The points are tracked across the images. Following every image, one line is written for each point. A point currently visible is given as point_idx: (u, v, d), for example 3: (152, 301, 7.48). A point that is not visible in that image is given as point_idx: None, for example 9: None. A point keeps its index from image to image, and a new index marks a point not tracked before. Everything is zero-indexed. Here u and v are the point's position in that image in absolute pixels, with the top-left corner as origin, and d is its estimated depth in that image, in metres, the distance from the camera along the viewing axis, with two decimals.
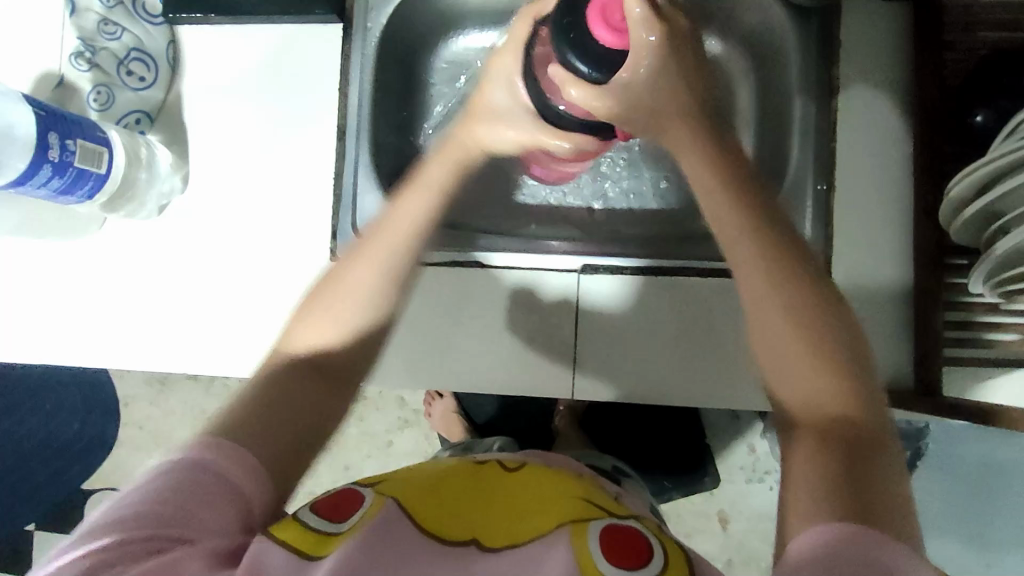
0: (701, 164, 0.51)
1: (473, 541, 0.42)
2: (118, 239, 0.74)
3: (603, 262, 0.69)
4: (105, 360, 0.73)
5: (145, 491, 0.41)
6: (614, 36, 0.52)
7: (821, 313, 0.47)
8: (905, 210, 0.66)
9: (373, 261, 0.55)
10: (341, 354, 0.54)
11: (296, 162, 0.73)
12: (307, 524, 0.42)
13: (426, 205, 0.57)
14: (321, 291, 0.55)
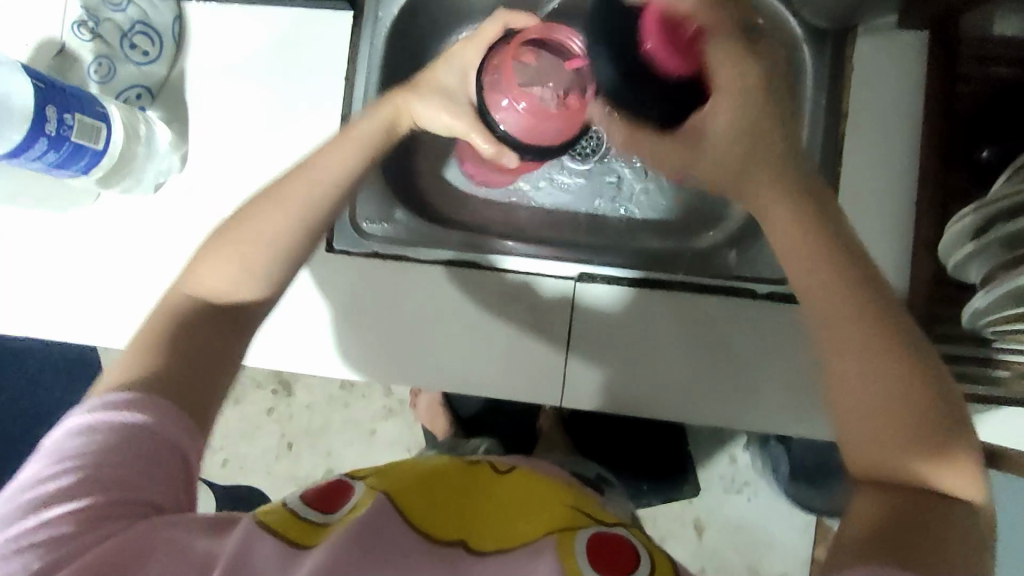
0: (783, 185, 0.51)
1: (461, 543, 0.43)
2: (110, 212, 0.73)
3: (600, 271, 0.69)
4: (90, 336, 0.72)
5: (93, 456, 0.41)
6: (671, 50, 0.52)
7: (901, 347, 0.45)
8: (905, 239, 0.66)
9: (290, 204, 0.53)
10: (246, 297, 0.52)
11: (298, 149, 0.72)
12: (295, 513, 0.43)
13: (355, 155, 0.56)
14: (232, 227, 0.53)
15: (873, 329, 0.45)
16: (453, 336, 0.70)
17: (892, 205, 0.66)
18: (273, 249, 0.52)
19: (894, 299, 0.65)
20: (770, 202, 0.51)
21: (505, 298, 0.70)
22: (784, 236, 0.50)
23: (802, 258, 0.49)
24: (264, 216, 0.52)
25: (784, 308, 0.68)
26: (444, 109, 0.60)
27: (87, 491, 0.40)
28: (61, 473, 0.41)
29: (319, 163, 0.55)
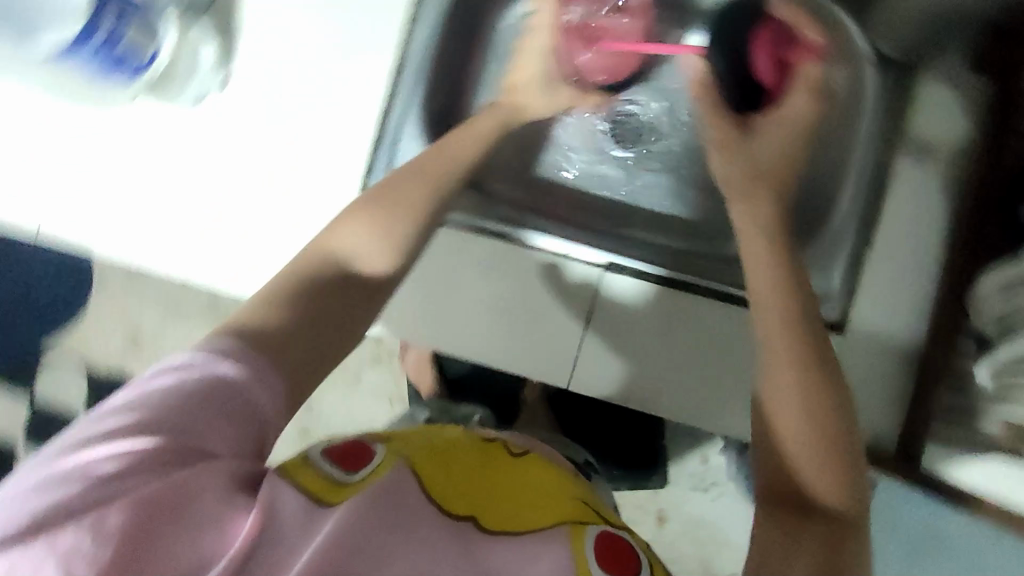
0: (757, 219, 0.60)
1: (473, 518, 0.45)
2: (144, 124, 0.71)
3: (629, 263, 0.70)
4: (105, 243, 0.71)
5: (173, 399, 0.41)
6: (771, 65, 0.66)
7: (825, 386, 0.53)
8: (934, 282, 0.66)
9: (435, 174, 0.60)
10: (375, 266, 0.54)
11: (344, 89, 0.71)
12: (319, 467, 0.43)
13: (481, 142, 0.66)
14: (369, 201, 0.56)
15: (810, 361, 0.53)
16: (475, 305, 0.71)
17: (930, 246, 0.66)
18: (415, 215, 0.56)
19: (911, 338, 0.66)
20: (739, 220, 0.61)
21: (529, 274, 0.70)
22: (759, 268, 0.58)
23: (763, 296, 0.56)
24: (398, 181, 0.58)
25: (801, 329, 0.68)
26: (553, 94, 0.76)
27: (160, 430, 0.40)
28: (137, 406, 0.40)
29: (457, 143, 0.64)
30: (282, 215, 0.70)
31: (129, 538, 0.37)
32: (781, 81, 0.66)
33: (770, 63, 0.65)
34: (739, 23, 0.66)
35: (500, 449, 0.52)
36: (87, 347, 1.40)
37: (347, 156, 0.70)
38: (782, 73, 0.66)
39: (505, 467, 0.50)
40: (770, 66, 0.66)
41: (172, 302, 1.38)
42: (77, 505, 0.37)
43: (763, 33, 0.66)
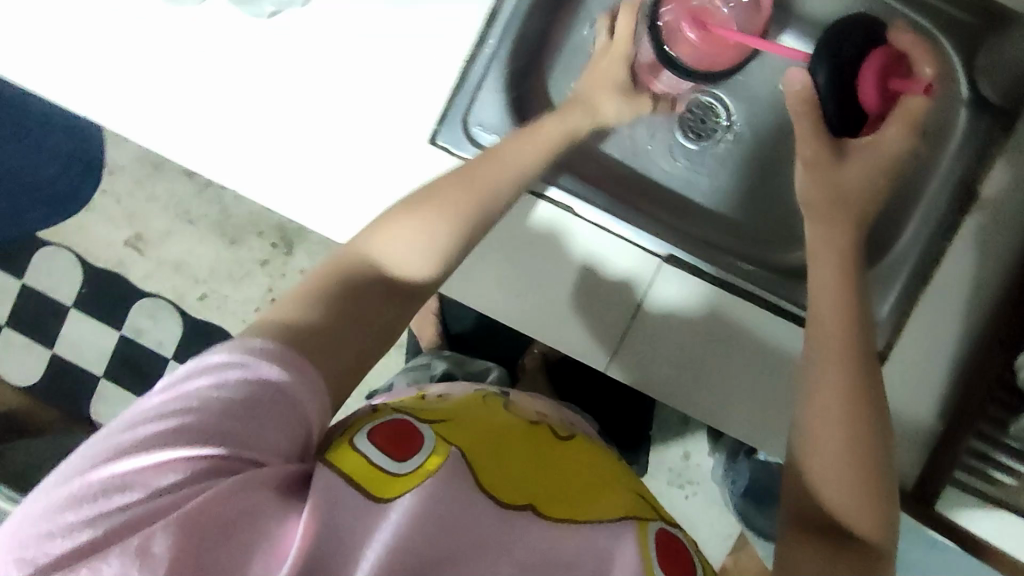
0: (828, 239, 0.60)
1: (530, 507, 0.48)
2: (216, 24, 0.68)
3: (687, 257, 0.70)
4: (157, 143, 0.68)
5: (215, 408, 0.43)
6: (873, 93, 0.65)
7: (865, 407, 0.52)
8: (981, 330, 0.66)
9: (517, 168, 0.60)
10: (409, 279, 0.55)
11: (430, 25, 0.69)
12: (367, 457, 0.46)
13: (564, 137, 0.65)
14: (436, 195, 0.57)
15: (858, 387, 0.53)
16: (527, 272, 0.69)
17: (985, 294, 0.67)
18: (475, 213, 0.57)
19: (946, 381, 0.67)
20: (815, 242, 0.60)
21: (587, 251, 0.69)
22: (822, 281, 0.58)
23: (824, 317, 0.56)
24: (442, 194, 0.57)
25: None
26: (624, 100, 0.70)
27: (201, 438, 0.42)
28: (175, 416, 0.42)
29: (507, 152, 0.61)
30: (347, 144, 0.68)
31: (177, 560, 0.38)
32: (882, 110, 0.66)
33: (877, 90, 0.65)
34: (852, 43, 0.65)
35: (543, 437, 0.56)
36: (86, 239, 1.37)
37: (422, 96, 0.68)
38: (883, 102, 0.66)
39: (549, 458, 0.54)
40: (875, 91, 0.65)
41: (183, 208, 1.35)
42: (129, 516, 0.39)
43: (875, 57, 0.65)
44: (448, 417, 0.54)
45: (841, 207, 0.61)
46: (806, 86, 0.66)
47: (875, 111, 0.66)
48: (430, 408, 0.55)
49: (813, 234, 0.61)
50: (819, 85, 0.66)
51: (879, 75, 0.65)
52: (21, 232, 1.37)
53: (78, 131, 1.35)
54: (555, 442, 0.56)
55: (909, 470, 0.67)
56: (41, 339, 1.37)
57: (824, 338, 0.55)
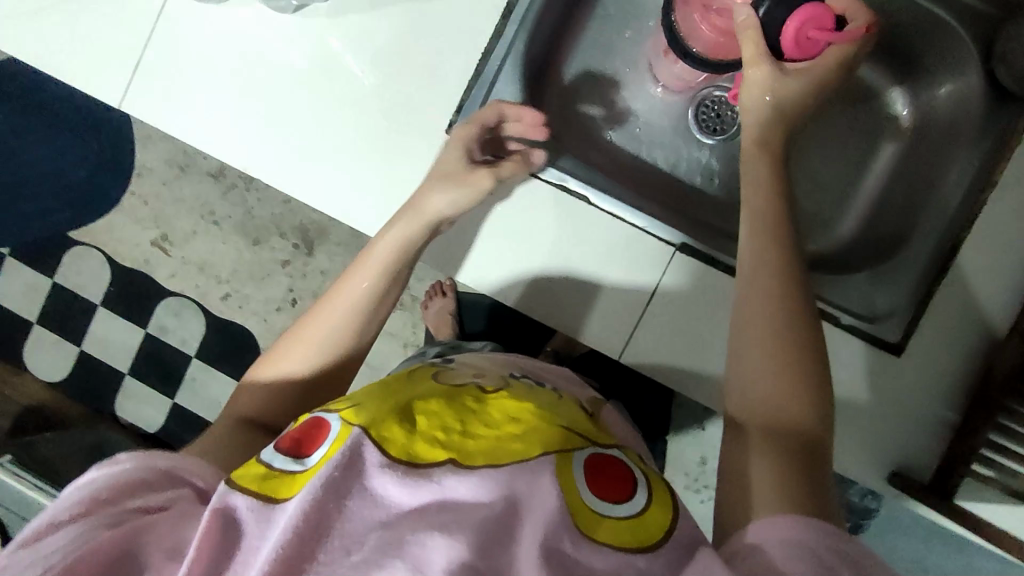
0: (768, 182, 0.60)
1: (450, 461, 0.46)
2: (246, 20, 0.71)
3: (702, 248, 0.70)
4: (190, 136, 0.72)
5: (97, 487, 0.45)
6: (791, 38, 0.62)
7: (803, 331, 0.51)
8: (998, 321, 0.66)
9: (373, 264, 0.64)
10: (291, 395, 0.60)
11: (449, 20, 0.71)
12: (268, 465, 0.47)
13: (410, 231, 0.65)
14: (306, 319, 0.63)
15: (795, 316, 0.51)
16: (540, 262, 0.70)
17: (1006, 284, 0.66)
18: (339, 320, 0.62)
19: (965, 371, 0.66)
20: (755, 181, 0.60)
21: (601, 242, 0.70)
22: (760, 212, 0.57)
23: (759, 252, 0.55)
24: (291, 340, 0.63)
25: (860, 344, 0.67)
26: (460, 146, 0.67)
27: (78, 512, 0.44)
28: (58, 512, 0.44)
29: (336, 289, 0.64)
30: (367, 135, 0.71)
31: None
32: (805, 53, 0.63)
33: (801, 32, 0.62)
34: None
35: (466, 394, 0.53)
36: (114, 239, 1.40)
37: (439, 87, 0.71)
38: (805, 44, 0.63)
39: (472, 408, 0.51)
40: (802, 29, 0.62)
41: (207, 209, 1.38)
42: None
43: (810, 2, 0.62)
44: (359, 401, 0.52)
45: (758, 138, 0.63)
46: (755, 20, 0.63)
47: (799, 51, 0.63)
48: (346, 397, 0.53)
49: (749, 180, 0.61)
50: (762, 16, 0.63)
51: (812, 19, 0.61)
52: (53, 231, 1.42)
53: (109, 134, 1.40)
54: (480, 393, 0.54)
55: (923, 462, 0.67)
56: (68, 336, 1.41)
57: (750, 326, 0.52)
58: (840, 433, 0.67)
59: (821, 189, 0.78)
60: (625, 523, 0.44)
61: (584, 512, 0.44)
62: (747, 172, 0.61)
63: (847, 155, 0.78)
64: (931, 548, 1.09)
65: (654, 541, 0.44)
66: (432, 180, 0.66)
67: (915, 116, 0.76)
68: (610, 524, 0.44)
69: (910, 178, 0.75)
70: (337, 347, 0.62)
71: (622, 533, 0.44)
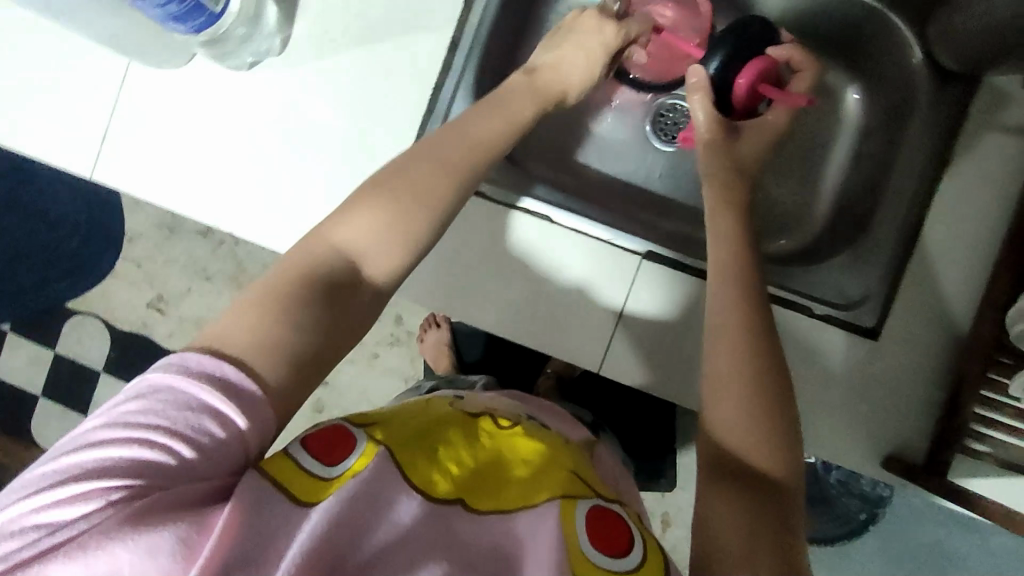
0: (716, 198, 0.63)
1: (459, 502, 0.49)
2: (201, 80, 0.73)
3: (667, 253, 0.72)
4: (163, 198, 0.74)
5: (149, 425, 0.41)
6: (742, 91, 0.68)
7: (760, 341, 0.54)
8: (971, 297, 0.66)
9: (472, 151, 0.57)
10: (374, 263, 0.52)
11: (399, 61, 0.73)
12: (297, 463, 0.46)
13: (506, 134, 0.60)
14: (385, 182, 0.54)
15: (746, 328, 0.54)
16: (508, 285, 0.72)
17: (976, 257, 0.66)
18: (430, 205, 0.54)
19: (947, 346, 0.66)
20: (712, 194, 0.63)
21: (568, 257, 0.72)
22: (720, 231, 0.61)
23: (721, 266, 0.58)
24: (351, 236, 0.52)
25: (839, 331, 0.67)
26: (582, 51, 0.68)
27: (154, 450, 0.41)
28: (106, 445, 0.40)
29: (404, 180, 0.54)
30: (333, 180, 0.73)
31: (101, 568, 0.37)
32: (749, 104, 0.69)
33: (751, 84, 0.68)
34: (743, 40, 0.69)
35: (483, 424, 0.56)
36: (111, 304, 1.43)
37: (397, 125, 0.73)
38: (751, 97, 0.69)
39: (488, 443, 0.55)
40: (753, 85, 0.68)
41: (200, 267, 1.40)
42: (67, 519, 0.38)
43: (758, 58, 0.68)
44: (382, 418, 0.54)
45: (718, 172, 0.65)
46: (705, 82, 0.68)
47: (751, 104, 0.69)
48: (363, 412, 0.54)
49: (716, 210, 0.62)
50: (713, 74, 0.69)
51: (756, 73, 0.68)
52: (51, 304, 1.44)
53: (98, 205, 1.43)
54: (496, 432, 0.56)
55: (917, 442, 0.66)
56: (74, 405, 1.42)
57: (716, 350, 0.54)
58: (828, 421, 0.67)
59: (787, 184, 0.79)
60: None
61: (575, 558, 0.45)
62: (709, 187, 0.64)
63: (806, 147, 0.79)
64: (947, 531, 1.07)
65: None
66: (528, 99, 0.63)
67: (872, 99, 0.77)
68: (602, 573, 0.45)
69: (868, 161, 0.76)
70: (426, 221, 0.54)
71: None
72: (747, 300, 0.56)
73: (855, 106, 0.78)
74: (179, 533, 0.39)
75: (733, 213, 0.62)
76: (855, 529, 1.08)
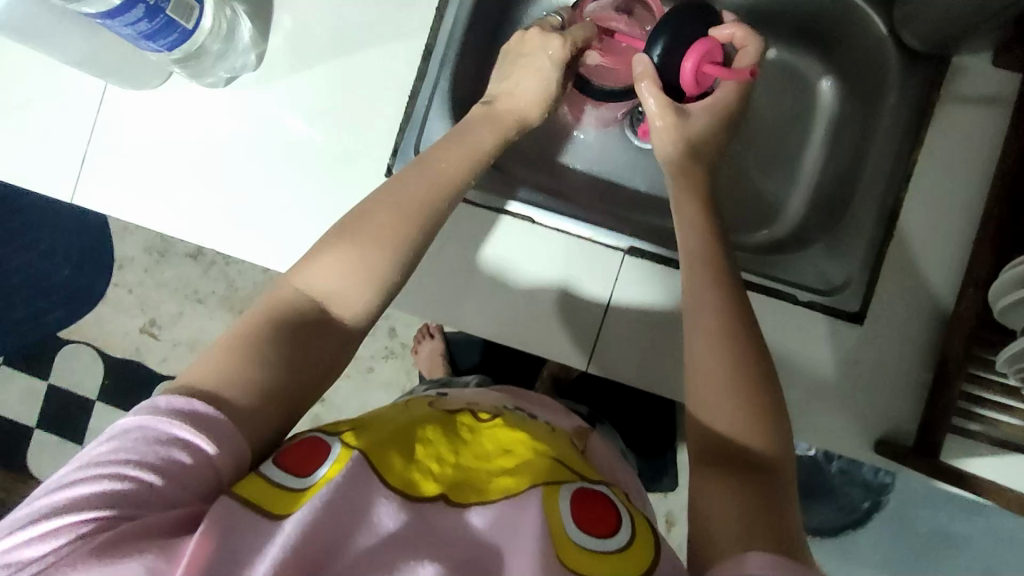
0: (688, 196, 0.63)
1: (441, 497, 0.49)
2: (179, 98, 0.74)
3: (650, 248, 0.72)
4: (145, 218, 0.74)
5: (119, 459, 0.42)
6: (689, 76, 0.66)
7: (738, 324, 0.54)
8: (954, 277, 0.66)
9: (432, 184, 0.58)
10: (343, 305, 0.53)
11: (375, 70, 0.73)
12: (268, 478, 0.46)
13: (468, 165, 0.61)
14: (350, 226, 0.55)
15: (726, 317, 0.54)
16: (491, 287, 0.72)
17: (956, 237, 0.67)
18: (396, 241, 0.55)
19: (932, 327, 0.66)
20: (676, 189, 0.64)
21: (551, 258, 0.72)
22: (688, 220, 0.61)
23: (693, 255, 0.58)
24: (318, 280, 0.53)
25: (824, 319, 0.67)
26: (537, 75, 0.68)
27: (123, 483, 0.41)
28: (74, 484, 0.41)
29: (369, 220, 0.55)
30: (314, 193, 0.73)
31: None
32: (698, 88, 0.67)
33: (698, 67, 0.65)
34: (684, 22, 0.66)
35: (462, 421, 0.57)
36: (103, 332, 1.42)
37: (375, 133, 0.73)
38: (698, 82, 0.67)
39: (466, 438, 0.55)
40: (698, 68, 0.65)
41: (190, 289, 1.40)
42: (37, 556, 0.39)
43: (700, 41, 0.65)
44: (357, 425, 0.54)
45: (680, 173, 0.65)
46: (651, 69, 0.66)
47: (699, 89, 0.67)
48: (338, 424, 0.55)
49: (681, 201, 0.63)
50: (656, 62, 0.66)
51: (702, 55, 0.65)
52: (42, 334, 1.44)
53: (87, 232, 1.43)
54: (475, 424, 0.57)
55: (908, 425, 0.66)
56: (69, 435, 1.41)
57: (700, 337, 0.54)
58: (818, 409, 0.67)
59: (766, 174, 0.80)
60: (602, 559, 0.45)
61: (563, 543, 0.45)
62: (671, 183, 0.65)
63: (782, 136, 0.80)
64: (951, 514, 1.06)
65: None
66: (488, 129, 0.65)
67: (846, 85, 0.77)
68: (587, 557, 0.45)
69: (843, 146, 0.76)
70: (392, 260, 0.54)
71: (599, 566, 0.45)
72: (726, 289, 0.56)
73: (829, 94, 0.79)
74: (148, 563, 0.39)
75: (705, 209, 0.62)
76: (860, 518, 1.08)
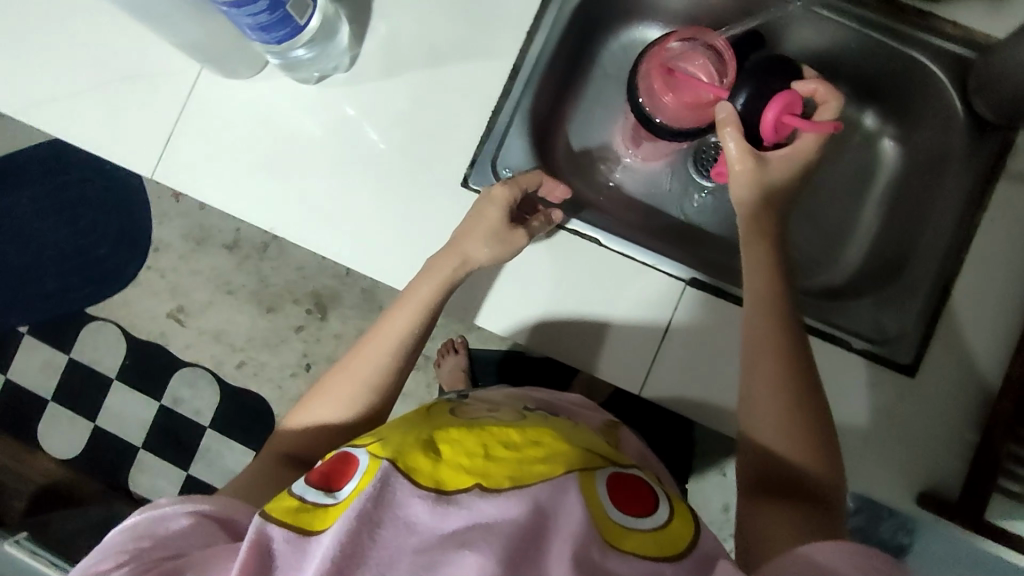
0: (754, 243, 0.63)
1: (475, 487, 0.47)
2: (270, 90, 0.76)
3: (711, 281, 0.74)
4: (219, 201, 0.76)
5: (127, 533, 0.49)
6: (769, 125, 0.67)
7: (794, 353, 0.56)
8: (1009, 338, 0.68)
9: (385, 337, 0.66)
10: (324, 439, 0.64)
11: (460, 84, 0.76)
12: (300, 498, 0.48)
13: (414, 318, 0.67)
14: (333, 376, 0.66)
15: (787, 346, 0.56)
16: (549, 302, 0.74)
17: (1013, 299, 0.68)
18: (368, 380, 0.65)
19: (983, 384, 0.68)
20: (744, 228, 0.64)
21: (613, 279, 0.74)
22: (755, 260, 0.62)
23: (754, 288, 0.60)
24: (308, 419, 0.65)
25: (876, 367, 0.69)
26: (485, 237, 0.68)
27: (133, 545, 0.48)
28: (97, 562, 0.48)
29: (345, 369, 0.66)
30: (386, 194, 0.75)
31: None
32: (777, 139, 0.68)
33: (780, 116, 0.66)
34: (769, 76, 0.69)
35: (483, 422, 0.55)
36: (131, 313, 1.43)
37: (454, 143, 0.76)
38: (777, 133, 0.67)
39: (493, 431, 0.53)
40: (779, 117, 0.66)
41: (223, 280, 1.41)
42: None
43: (784, 92, 0.67)
44: (379, 438, 0.53)
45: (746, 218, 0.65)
46: (734, 116, 0.65)
47: (776, 138, 0.68)
48: (371, 433, 0.54)
49: (749, 253, 0.63)
50: (740, 109, 0.69)
51: (785, 106, 0.66)
52: (70, 308, 1.45)
53: (128, 213, 1.45)
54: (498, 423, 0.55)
55: (951, 480, 0.67)
56: (83, 413, 1.42)
57: (757, 363, 0.56)
58: (862, 456, 0.67)
59: (820, 223, 0.83)
60: (649, 537, 0.47)
61: (608, 529, 0.46)
62: (742, 228, 0.64)
63: (840, 189, 0.83)
64: None
65: (678, 551, 0.47)
66: (425, 282, 0.68)
67: (909, 149, 0.80)
68: (635, 535, 0.47)
69: (901, 204, 0.79)
70: (365, 398, 0.65)
71: (646, 543, 0.46)
72: (784, 315, 0.58)
73: (891, 155, 0.82)
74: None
75: (766, 239, 0.63)
76: None
